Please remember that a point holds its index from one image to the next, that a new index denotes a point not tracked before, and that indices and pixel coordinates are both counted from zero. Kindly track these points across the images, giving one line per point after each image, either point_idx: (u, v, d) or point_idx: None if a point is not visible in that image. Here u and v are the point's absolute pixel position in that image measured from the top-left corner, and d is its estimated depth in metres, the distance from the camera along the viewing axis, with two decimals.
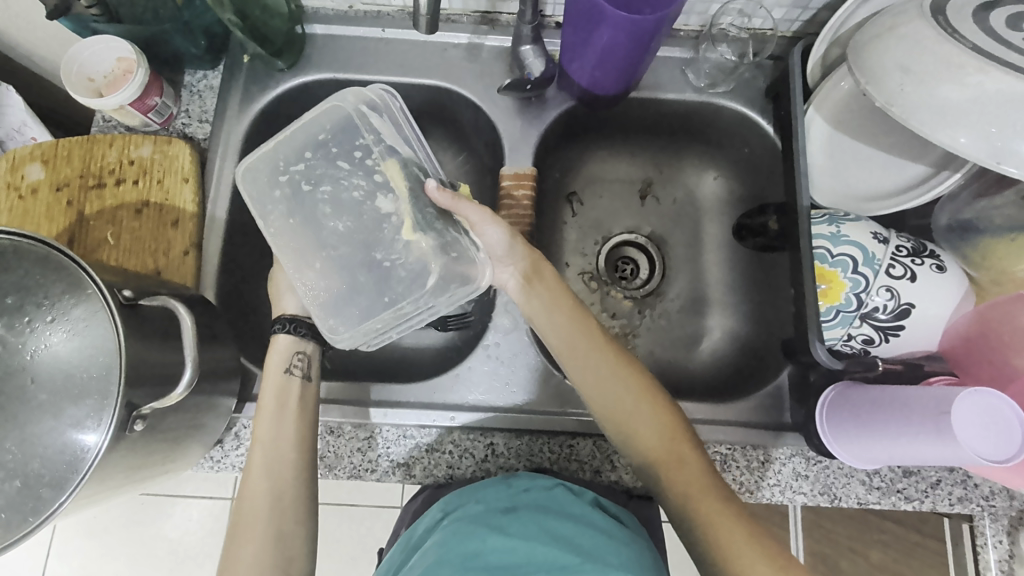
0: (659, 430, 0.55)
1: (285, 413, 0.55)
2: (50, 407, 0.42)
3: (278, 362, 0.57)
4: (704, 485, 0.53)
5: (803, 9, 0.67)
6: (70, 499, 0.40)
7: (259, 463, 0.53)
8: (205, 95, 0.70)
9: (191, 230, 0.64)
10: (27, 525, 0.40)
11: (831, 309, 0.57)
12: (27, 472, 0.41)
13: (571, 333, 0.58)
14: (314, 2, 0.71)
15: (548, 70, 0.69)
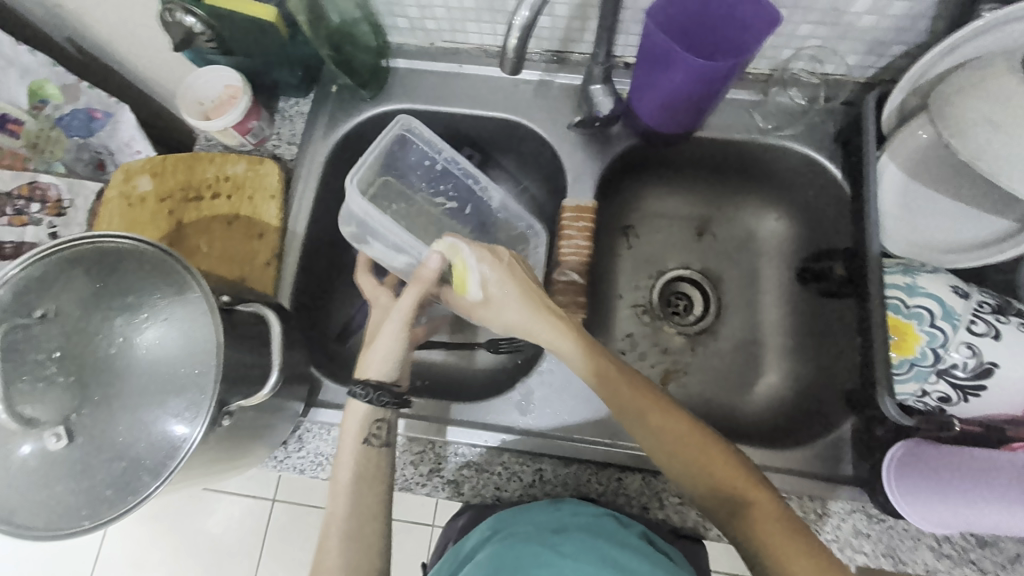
0: (727, 482, 0.52)
1: (361, 492, 0.55)
2: (152, 396, 0.46)
3: (354, 433, 0.57)
4: (778, 531, 0.50)
5: (879, 56, 0.67)
6: (165, 485, 0.44)
7: (334, 549, 0.53)
8: (295, 120, 0.76)
9: (274, 242, 0.69)
10: (125, 503, 0.44)
11: (905, 362, 0.56)
12: (128, 456, 0.45)
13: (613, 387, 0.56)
14: (399, 39, 0.77)
15: (617, 108, 0.71)
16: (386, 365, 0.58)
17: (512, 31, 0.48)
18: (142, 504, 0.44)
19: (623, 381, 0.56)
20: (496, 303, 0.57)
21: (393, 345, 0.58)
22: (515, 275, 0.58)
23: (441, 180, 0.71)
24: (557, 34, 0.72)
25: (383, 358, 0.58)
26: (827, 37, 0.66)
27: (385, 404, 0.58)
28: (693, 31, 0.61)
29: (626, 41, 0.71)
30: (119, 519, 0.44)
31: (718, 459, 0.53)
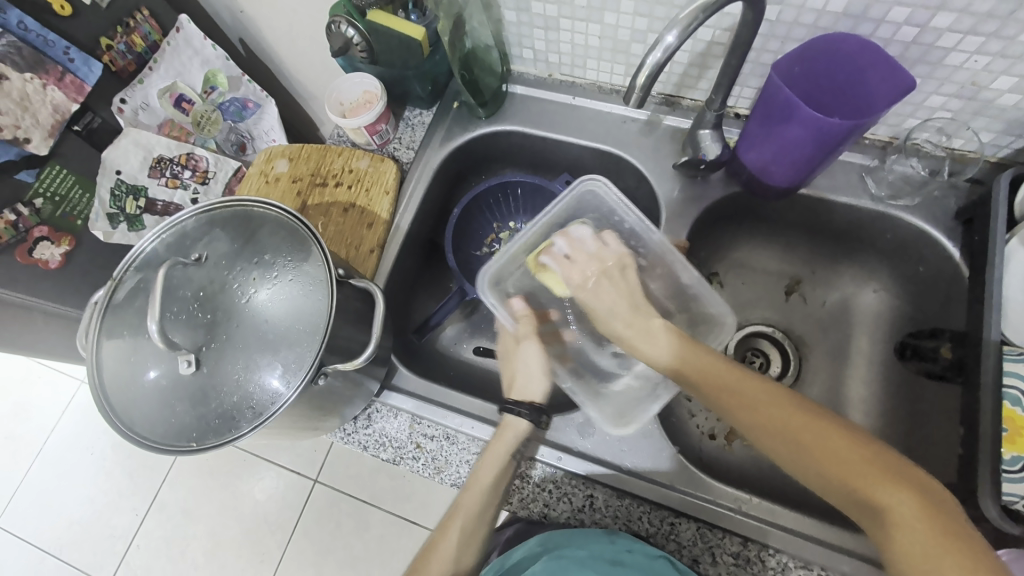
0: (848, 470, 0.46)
1: (489, 500, 0.58)
2: (280, 355, 0.52)
3: (509, 445, 0.60)
4: (924, 537, 0.42)
5: (1016, 137, 0.64)
6: (265, 425, 0.50)
7: (451, 539, 0.58)
8: (416, 128, 0.84)
9: (381, 233, 0.76)
10: (231, 434, 0.50)
11: (1019, 459, 0.51)
12: (242, 392, 0.51)
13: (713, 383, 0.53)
14: (521, 68, 0.83)
15: (723, 154, 0.71)
16: (531, 382, 0.64)
17: (641, 69, 0.52)
18: (240, 439, 0.50)
19: (707, 367, 0.54)
20: (595, 313, 0.61)
21: (534, 363, 0.64)
22: (620, 287, 0.61)
23: (631, 239, 0.65)
24: (673, 79, 0.75)
25: (528, 373, 0.64)
26: (959, 110, 0.63)
27: (519, 416, 0.61)
28: (815, 92, 0.62)
29: (741, 93, 0.73)
30: (219, 448, 0.50)
31: (840, 445, 0.47)
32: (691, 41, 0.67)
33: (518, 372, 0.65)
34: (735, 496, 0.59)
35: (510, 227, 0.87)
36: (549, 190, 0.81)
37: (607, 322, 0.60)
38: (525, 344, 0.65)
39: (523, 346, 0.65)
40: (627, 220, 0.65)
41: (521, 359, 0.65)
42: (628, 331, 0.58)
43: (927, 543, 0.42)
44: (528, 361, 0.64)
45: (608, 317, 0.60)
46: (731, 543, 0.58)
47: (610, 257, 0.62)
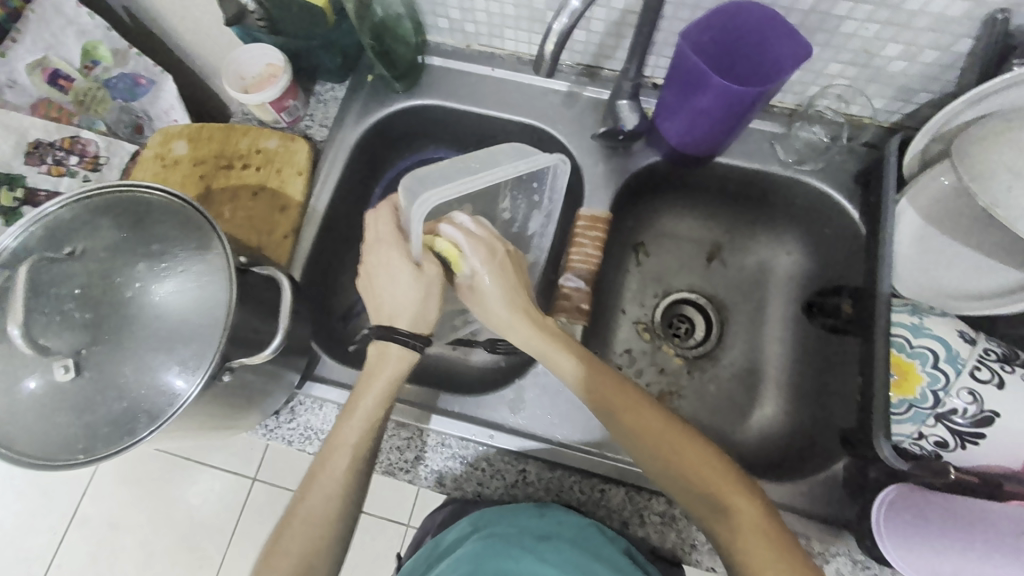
0: (707, 479, 0.52)
1: (370, 431, 0.56)
2: (162, 334, 0.47)
3: (386, 372, 0.57)
4: (757, 535, 0.50)
5: (905, 102, 0.68)
6: (161, 429, 0.46)
7: (331, 480, 0.54)
8: (329, 104, 0.79)
9: (295, 217, 0.71)
10: (122, 443, 0.46)
11: (903, 402, 0.50)
12: (134, 397, 0.47)
13: (605, 393, 0.57)
14: (437, 38, 0.80)
15: (641, 124, 0.72)
16: (425, 310, 0.57)
17: (548, 36, 0.50)
18: (137, 446, 0.46)
19: (605, 379, 0.57)
20: (478, 289, 0.58)
21: (431, 306, 0.57)
22: (504, 267, 0.58)
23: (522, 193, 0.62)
24: (590, 48, 0.75)
25: (411, 301, 0.56)
26: (856, 77, 0.67)
27: (411, 347, 0.57)
28: (727, 58, 0.62)
29: (656, 63, 0.73)
30: (113, 457, 0.46)
31: (689, 445, 0.54)
32: (604, 9, 0.67)
33: (389, 296, 0.57)
34: None
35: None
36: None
37: (486, 301, 0.58)
38: (413, 268, 0.56)
39: (402, 271, 0.56)
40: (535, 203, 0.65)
41: (390, 283, 0.57)
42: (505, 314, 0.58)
43: (758, 541, 0.50)
44: (409, 288, 0.56)
45: (490, 302, 0.58)
46: (658, 503, 0.60)
47: (499, 242, 0.59)
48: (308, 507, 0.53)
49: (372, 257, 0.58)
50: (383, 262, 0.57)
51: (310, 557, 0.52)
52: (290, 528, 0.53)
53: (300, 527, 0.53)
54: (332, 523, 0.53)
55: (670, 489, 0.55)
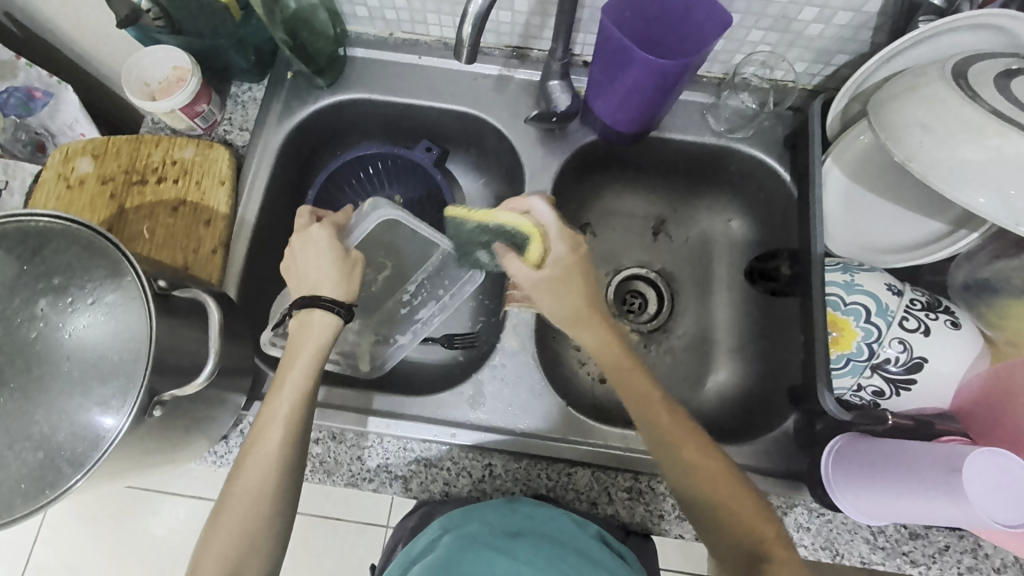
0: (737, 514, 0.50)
1: (300, 394, 0.54)
2: (77, 373, 0.44)
3: (310, 327, 0.55)
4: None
5: (825, 64, 0.70)
6: (86, 477, 0.42)
7: (264, 452, 0.51)
8: (248, 106, 0.75)
9: (222, 230, 0.67)
10: (44, 496, 0.43)
11: (841, 357, 0.50)
12: (51, 444, 0.43)
13: (650, 409, 0.55)
14: (357, 28, 0.77)
15: (574, 105, 0.72)
16: (346, 282, 0.57)
17: (465, 19, 0.48)
18: (64, 497, 0.42)
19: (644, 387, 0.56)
20: (553, 278, 0.58)
21: (353, 281, 0.57)
22: (583, 261, 0.60)
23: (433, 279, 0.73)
24: (517, 29, 0.73)
25: (334, 274, 0.56)
26: (777, 43, 0.68)
27: (335, 311, 0.55)
28: (654, 26, 0.61)
29: (584, 40, 0.72)
30: (35, 513, 0.42)
31: (723, 475, 0.52)
32: None
33: (309, 271, 0.57)
34: (623, 435, 0.62)
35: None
36: (409, 159, 0.77)
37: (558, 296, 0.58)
38: (337, 249, 0.57)
39: (326, 248, 0.57)
40: (424, 312, 0.73)
41: (315, 259, 0.57)
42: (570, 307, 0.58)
43: None
44: (325, 264, 0.57)
45: (561, 297, 0.58)
46: (623, 480, 0.61)
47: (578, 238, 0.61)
48: (242, 484, 0.50)
49: (296, 241, 0.58)
50: (308, 242, 0.58)
51: (248, 541, 0.49)
52: (227, 507, 0.50)
53: (233, 511, 0.50)
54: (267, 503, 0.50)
55: (702, 524, 0.52)
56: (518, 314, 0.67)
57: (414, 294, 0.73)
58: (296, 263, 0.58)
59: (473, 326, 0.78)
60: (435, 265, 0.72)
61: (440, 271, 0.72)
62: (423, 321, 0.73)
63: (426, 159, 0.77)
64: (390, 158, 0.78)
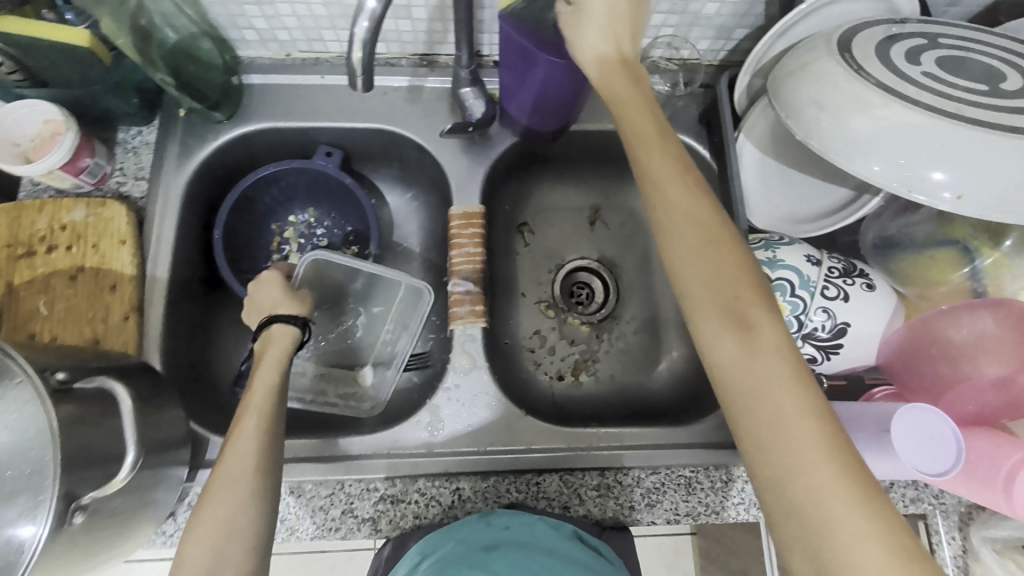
0: (725, 286, 0.44)
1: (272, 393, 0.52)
2: None
3: (272, 338, 0.57)
4: (770, 360, 0.41)
5: (726, 40, 0.72)
6: None
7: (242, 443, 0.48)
8: (140, 151, 0.68)
9: (131, 294, 0.62)
10: None
11: None
12: None
13: (658, 159, 0.49)
14: (250, 53, 0.72)
15: (488, 111, 0.71)
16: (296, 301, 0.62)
17: (352, 44, 0.45)
18: None
19: (646, 131, 0.50)
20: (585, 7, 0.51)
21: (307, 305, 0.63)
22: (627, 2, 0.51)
23: (400, 315, 0.74)
24: (420, 36, 0.71)
25: (288, 300, 0.61)
26: (678, 24, 0.69)
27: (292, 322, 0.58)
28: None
29: (489, 40, 0.71)
30: None
31: (721, 238, 0.45)
32: None
33: (261, 302, 0.62)
34: (585, 434, 0.63)
35: (291, 222, 0.79)
36: (308, 168, 0.73)
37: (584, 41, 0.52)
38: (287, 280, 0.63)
39: (278, 281, 0.63)
40: (403, 342, 0.73)
41: (266, 291, 0.62)
42: (596, 42, 0.52)
43: (770, 369, 0.40)
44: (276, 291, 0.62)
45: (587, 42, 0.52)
46: (591, 478, 0.62)
47: None
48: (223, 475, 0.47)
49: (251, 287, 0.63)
50: (260, 285, 0.63)
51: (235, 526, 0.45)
52: (206, 507, 0.46)
53: (211, 511, 0.46)
54: (242, 494, 0.46)
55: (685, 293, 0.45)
56: (464, 331, 0.67)
57: (391, 331, 0.74)
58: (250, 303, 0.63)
59: (424, 347, 0.77)
60: (401, 302, 0.74)
61: (407, 305, 0.74)
62: (405, 352, 0.72)
63: (326, 165, 0.73)
64: (296, 175, 0.74)
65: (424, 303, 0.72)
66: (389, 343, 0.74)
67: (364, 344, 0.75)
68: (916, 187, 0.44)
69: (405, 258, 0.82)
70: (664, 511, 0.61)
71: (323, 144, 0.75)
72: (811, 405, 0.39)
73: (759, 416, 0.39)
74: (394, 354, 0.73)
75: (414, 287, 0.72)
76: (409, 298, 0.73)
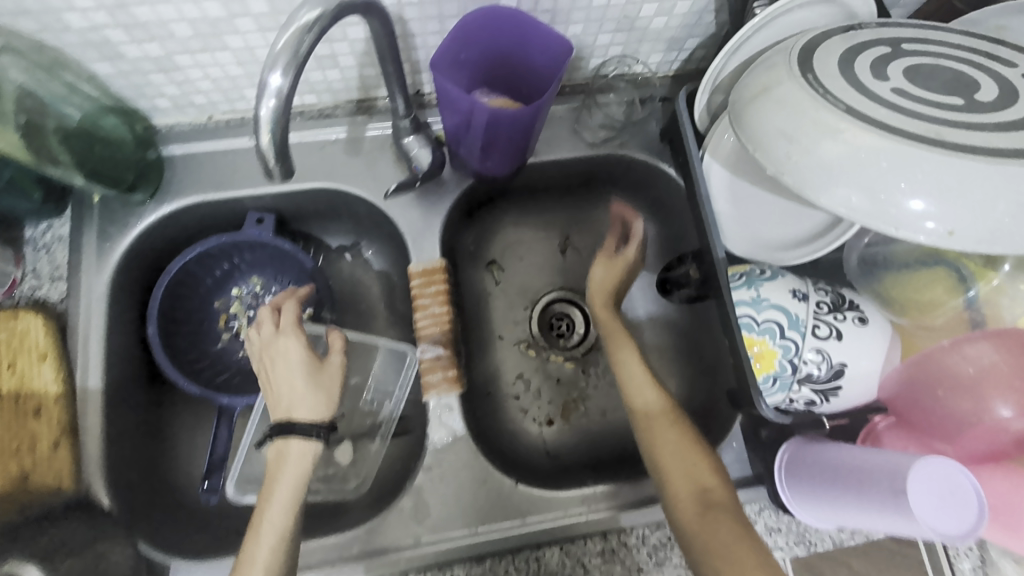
0: (682, 453, 0.54)
1: (280, 542, 0.49)
2: None
3: (291, 457, 0.52)
4: (717, 513, 0.50)
5: (678, 51, 0.68)
6: None
7: None
8: (54, 249, 0.61)
9: (59, 415, 0.55)
10: None
11: (768, 378, 0.48)
12: None
13: (624, 352, 0.63)
14: (167, 121, 0.65)
15: (436, 159, 0.65)
16: (321, 384, 0.55)
17: (259, 125, 0.39)
18: None
19: (617, 335, 0.65)
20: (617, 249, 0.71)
21: (331, 386, 0.55)
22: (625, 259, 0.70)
23: (381, 380, 0.70)
24: (353, 83, 0.65)
25: (310, 390, 0.54)
26: (627, 42, 0.65)
27: (313, 436, 0.53)
28: (494, 55, 0.58)
29: (428, 80, 0.65)
30: None
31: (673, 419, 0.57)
32: (346, 41, 0.57)
33: (282, 384, 0.54)
34: (583, 497, 0.59)
35: (236, 295, 0.72)
36: (241, 241, 0.67)
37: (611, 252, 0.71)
38: (311, 360, 0.55)
39: (300, 362, 0.55)
40: (385, 410, 0.69)
41: (285, 371, 0.55)
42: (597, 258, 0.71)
43: (719, 522, 0.49)
44: (300, 376, 0.54)
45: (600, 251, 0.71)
46: (593, 544, 0.58)
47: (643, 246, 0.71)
48: None
49: (268, 354, 0.56)
50: (281, 353, 0.55)
51: None
52: None
53: None
54: None
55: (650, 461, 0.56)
56: (439, 401, 0.61)
57: (370, 399, 0.69)
58: (270, 380, 0.55)
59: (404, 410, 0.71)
60: (380, 367, 0.70)
61: (385, 370, 0.70)
62: (391, 420, 0.69)
63: (256, 233, 0.67)
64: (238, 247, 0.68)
65: (409, 366, 0.69)
66: (370, 413, 0.69)
67: (340, 415, 0.68)
68: (901, 223, 0.40)
69: (370, 316, 0.76)
70: (675, 567, 0.57)
71: (252, 210, 0.68)
72: (755, 549, 0.47)
73: (716, 560, 0.47)
74: (378, 424, 0.69)
75: (398, 350, 0.69)
76: (390, 361, 0.69)
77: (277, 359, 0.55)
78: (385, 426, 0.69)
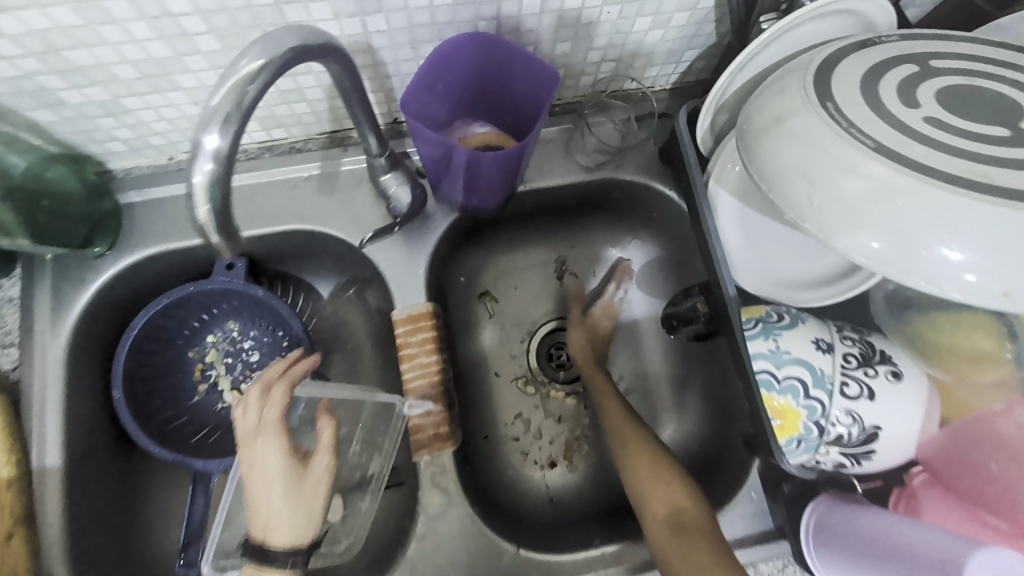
0: (659, 483, 0.54)
1: None
2: None
3: None
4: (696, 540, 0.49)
5: (677, 63, 0.63)
6: None
7: None
8: (4, 310, 0.57)
9: (12, 503, 0.51)
10: None
11: (791, 442, 0.44)
12: None
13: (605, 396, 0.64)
14: (124, 165, 0.60)
15: (415, 200, 0.60)
16: (300, 502, 0.51)
17: (193, 196, 0.33)
18: None
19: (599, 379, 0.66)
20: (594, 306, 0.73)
21: (314, 496, 0.51)
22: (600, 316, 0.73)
23: (369, 432, 0.63)
24: (323, 115, 0.60)
25: (288, 510, 0.50)
26: (619, 57, 0.60)
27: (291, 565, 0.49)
28: (471, 80, 0.53)
29: None
30: None
31: (653, 457, 0.57)
32: (309, 74, 0.52)
33: (259, 499, 0.50)
34: (590, 559, 0.57)
35: (211, 342, 0.67)
36: (211, 289, 0.62)
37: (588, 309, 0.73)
38: (293, 473, 0.51)
39: (280, 477, 0.50)
40: (374, 465, 0.62)
41: (263, 485, 0.50)
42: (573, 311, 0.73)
43: (697, 548, 0.48)
44: (280, 493, 0.50)
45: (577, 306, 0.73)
46: None
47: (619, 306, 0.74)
48: None
49: (246, 459, 0.51)
50: (259, 460, 0.51)
51: None
52: None
53: None
54: None
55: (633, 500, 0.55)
56: (432, 462, 0.58)
57: (358, 452, 0.62)
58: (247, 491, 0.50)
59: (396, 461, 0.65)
60: (368, 417, 0.63)
61: (375, 420, 0.63)
62: (380, 476, 0.61)
63: (225, 282, 0.61)
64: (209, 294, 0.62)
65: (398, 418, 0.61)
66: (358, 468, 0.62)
67: None
68: (941, 281, 0.35)
69: (355, 356, 0.70)
70: None
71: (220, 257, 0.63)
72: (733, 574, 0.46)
73: None
74: (366, 481, 0.62)
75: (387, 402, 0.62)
76: (379, 413, 0.62)
77: (256, 470, 0.51)
78: (374, 482, 0.61)
